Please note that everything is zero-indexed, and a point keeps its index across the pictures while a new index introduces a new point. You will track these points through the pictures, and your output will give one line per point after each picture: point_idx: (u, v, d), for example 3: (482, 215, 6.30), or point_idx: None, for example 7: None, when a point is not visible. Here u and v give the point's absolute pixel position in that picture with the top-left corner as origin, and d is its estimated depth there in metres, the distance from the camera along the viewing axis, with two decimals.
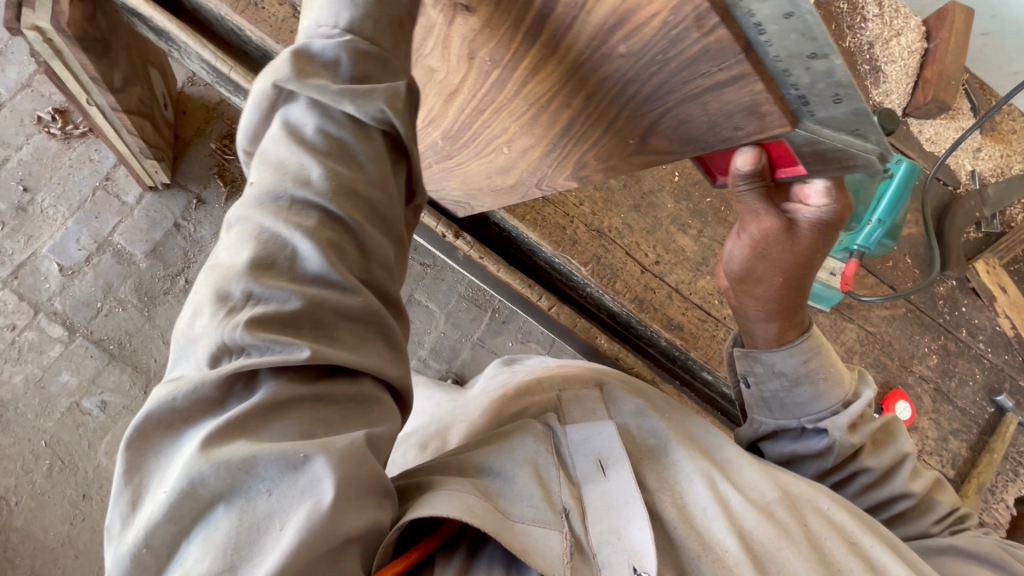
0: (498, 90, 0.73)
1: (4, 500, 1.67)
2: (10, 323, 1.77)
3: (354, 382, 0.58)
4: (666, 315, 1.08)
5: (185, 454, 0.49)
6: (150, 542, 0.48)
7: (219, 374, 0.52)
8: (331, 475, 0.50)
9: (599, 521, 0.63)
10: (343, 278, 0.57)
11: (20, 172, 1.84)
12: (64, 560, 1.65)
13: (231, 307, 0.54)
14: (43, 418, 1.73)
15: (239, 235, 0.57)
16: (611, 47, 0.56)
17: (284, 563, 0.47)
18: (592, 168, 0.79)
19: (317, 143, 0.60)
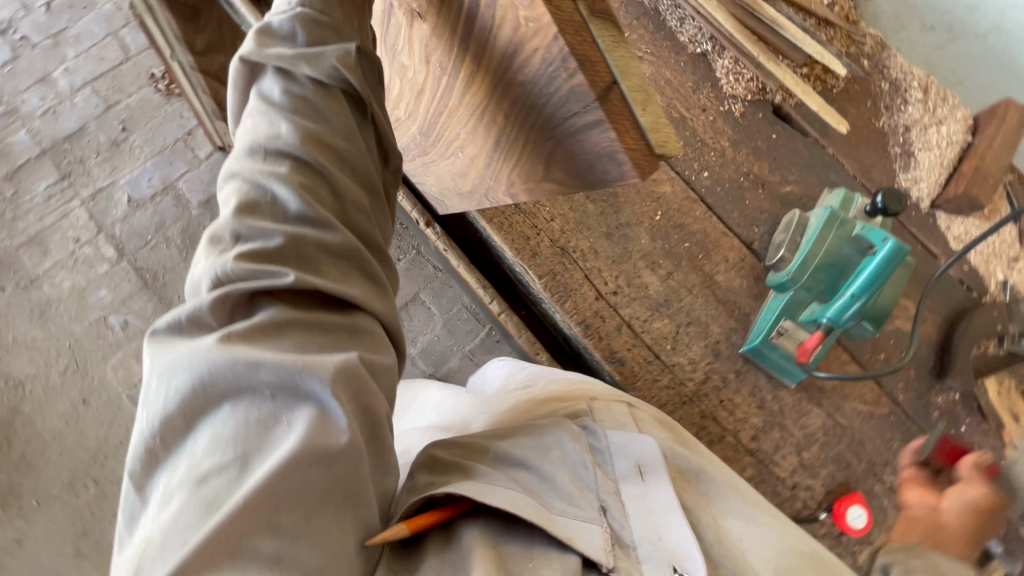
0: (448, 96, 0.72)
1: (23, 385, 1.88)
2: (76, 237, 2.02)
3: (348, 316, 0.60)
4: (609, 346, 1.06)
5: (192, 355, 0.50)
6: (162, 437, 0.49)
7: (219, 293, 0.54)
8: (331, 386, 0.52)
9: (641, 520, 0.64)
10: (320, 215, 0.58)
11: (124, 114, 2.13)
12: (51, 451, 1.83)
13: (223, 248, 0.56)
14: (74, 323, 1.94)
15: (227, 191, 0.59)
16: (517, 68, 0.54)
17: (292, 456, 0.48)
18: (519, 190, 0.76)
19: (284, 103, 0.61)
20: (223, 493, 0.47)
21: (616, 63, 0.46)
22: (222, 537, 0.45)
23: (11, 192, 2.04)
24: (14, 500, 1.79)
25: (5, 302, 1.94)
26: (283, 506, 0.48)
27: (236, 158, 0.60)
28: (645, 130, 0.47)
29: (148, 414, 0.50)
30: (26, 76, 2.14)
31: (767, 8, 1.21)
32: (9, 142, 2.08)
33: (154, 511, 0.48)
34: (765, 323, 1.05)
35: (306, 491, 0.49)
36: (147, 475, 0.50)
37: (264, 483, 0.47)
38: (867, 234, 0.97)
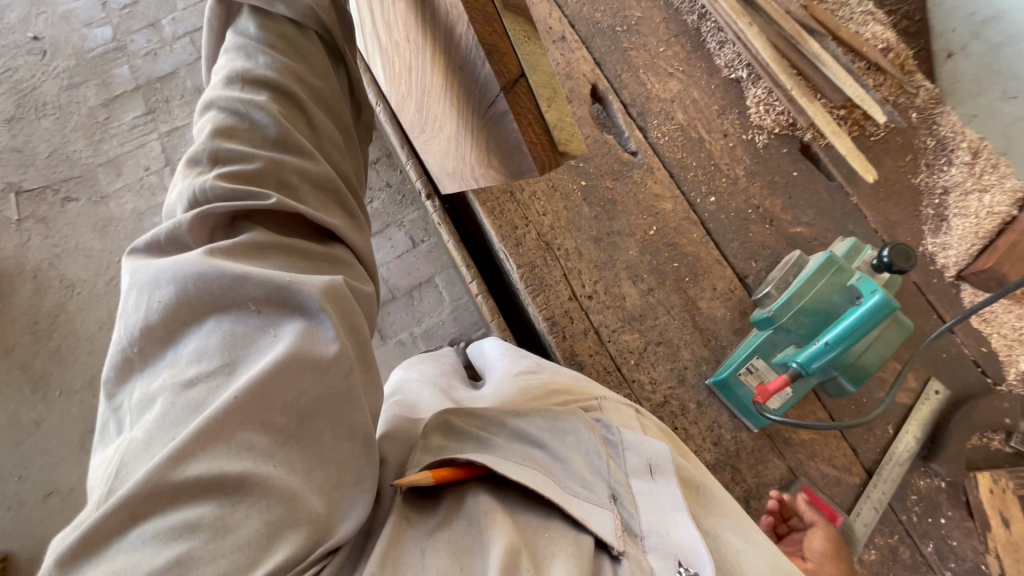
0: (426, 76, 0.76)
1: (75, 287, 2.09)
2: (146, 166, 2.22)
3: (329, 248, 0.64)
4: (571, 348, 1.04)
5: (178, 270, 0.55)
6: (142, 346, 0.55)
7: (198, 213, 0.57)
8: (319, 302, 0.57)
9: (650, 513, 0.66)
10: (299, 143, 0.62)
11: None
12: (84, 350, 2.03)
13: (200, 171, 0.59)
14: (129, 241, 2.15)
15: (203, 123, 0.61)
16: (455, 53, 0.58)
17: (279, 361, 0.53)
18: (479, 176, 0.78)
19: (258, 38, 0.64)
20: (209, 395, 0.52)
21: (524, 58, 0.51)
22: (210, 430, 0.49)
23: (104, 117, 2.28)
24: (42, 385, 1.99)
25: (77, 212, 2.17)
26: (272, 410, 0.52)
27: (212, 91, 0.63)
28: (549, 126, 0.51)
29: (138, 322, 0.55)
30: (139, 19, 2.40)
31: (812, 43, 1.19)
32: (113, 74, 2.33)
33: (141, 413, 0.53)
34: (737, 357, 1.00)
35: (294, 398, 0.54)
36: (127, 380, 0.55)
37: (250, 385, 0.51)
38: (859, 283, 0.92)
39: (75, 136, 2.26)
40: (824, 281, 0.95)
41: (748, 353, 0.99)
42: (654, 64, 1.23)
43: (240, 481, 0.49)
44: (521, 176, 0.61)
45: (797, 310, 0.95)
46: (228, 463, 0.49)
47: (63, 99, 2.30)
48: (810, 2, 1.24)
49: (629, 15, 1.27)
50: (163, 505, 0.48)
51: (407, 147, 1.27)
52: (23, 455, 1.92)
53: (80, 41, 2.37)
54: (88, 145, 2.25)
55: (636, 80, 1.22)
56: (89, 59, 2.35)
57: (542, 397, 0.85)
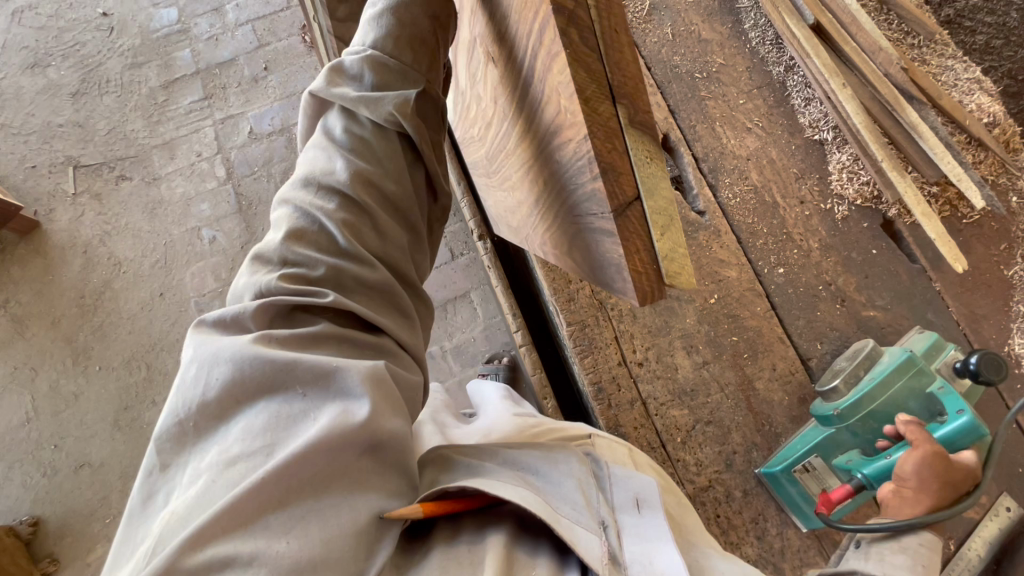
0: (506, 141, 0.71)
1: (121, 266, 2.14)
2: (199, 151, 2.25)
3: (375, 336, 0.59)
4: (615, 418, 1.00)
5: (234, 350, 0.52)
6: (196, 421, 0.51)
7: (261, 303, 0.54)
8: (365, 392, 0.53)
9: (635, 543, 0.56)
10: (360, 250, 0.57)
11: (269, 56, 2.34)
12: (124, 329, 2.07)
13: (268, 269, 0.56)
14: (175, 226, 2.17)
15: (277, 218, 0.60)
16: (553, 149, 0.53)
17: (315, 441, 0.48)
18: (549, 252, 0.74)
19: (341, 141, 0.61)
20: (245, 476, 0.47)
21: (644, 180, 0.43)
22: (237, 509, 0.45)
23: (163, 99, 2.31)
24: (84, 359, 2.05)
25: (129, 191, 2.21)
26: (299, 487, 0.48)
27: (291, 185, 0.61)
28: (659, 257, 0.45)
29: (190, 395, 0.51)
30: (205, 3, 2.42)
31: (910, 111, 1.10)
32: (175, 56, 2.35)
33: (181, 488, 0.49)
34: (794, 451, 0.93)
35: (317, 473, 0.49)
36: (173, 454, 0.51)
37: (285, 464, 0.47)
38: (943, 394, 0.85)
39: (134, 115, 2.29)
40: (900, 385, 0.87)
41: (805, 450, 0.92)
42: (731, 117, 1.16)
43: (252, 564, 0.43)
44: (604, 288, 0.57)
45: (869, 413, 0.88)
46: (245, 541, 0.44)
47: (125, 78, 2.33)
48: (910, 63, 1.14)
49: (710, 61, 1.20)
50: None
51: (464, 181, 1.23)
52: (60, 425, 1.98)
53: (147, 22, 2.41)
54: (146, 126, 2.28)
55: (711, 132, 1.15)
56: (154, 39, 2.38)
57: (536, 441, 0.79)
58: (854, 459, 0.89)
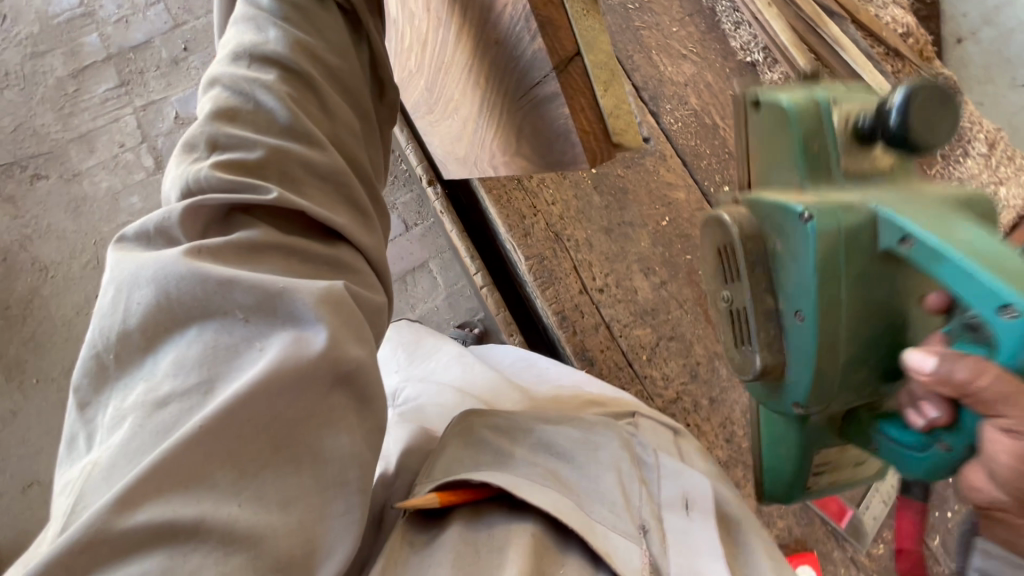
0: (444, 50, 0.71)
1: (48, 271, 1.98)
2: (121, 142, 2.10)
3: (332, 248, 0.55)
4: (582, 344, 1.01)
5: (157, 266, 0.48)
6: (117, 353, 0.47)
7: (189, 203, 0.50)
8: (320, 318, 0.49)
9: (678, 553, 0.62)
10: (309, 130, 0.54)
11: (188, 35, 2.19)
12: (60, 337, 1.93)
13: (196, 157, 0.52)
14: (104, 223, 2.03)
15: (205, 100, 0.55)
16: (492, 32, 0.58)
17: (259, 381, 0.45)
18: (499, 163, 0.74)
19: (271, 7, 0.57)
20: (181, 418, 0.44)
21: (581, 34, 0.51)
22: (174, 463, 0.42)
23: (73, 89, 2.14)
24: (18, 373, 1.90)
25: (47, 190, 2.05)
26: (247, 436, 0.45)
27: (217, 67, 0.57)
28: (604, 114, 0.51)
29: (110, 324, 0.47)
30: None
31: (831, 26, 1.16)
32: (82, 42, 2.17)
33: (105, 430, 0.46)
34: (788, 462, 0.84)
35: (270, 420, 0.46)
36: (94, 392, 0.47)
37: (228, 409, 0.44)
38: (931, 268, 0.58)
39: (42, 109, 2.11)
40: (836, 299, 0.64)
41: (799, 458, 0.82)
42: (667, 45, 1.18)
43: (198, 526, 0.42)
44: (555, 167, 0.59)
45: (843, 380, 0.70)
46: (188, 503, 0.42)
47: (27, 69, 2.14)
48: None
49: None
50: (105, 557, 0.40)
51: (409, 131, 1.21)
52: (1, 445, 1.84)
53: (44, 6, 2.21)
54: (58, 119, 2.11)
55: (648, 61, 1.17)
56: (55, 25, 2.18)
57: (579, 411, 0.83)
58: (882, 444, 0.72)
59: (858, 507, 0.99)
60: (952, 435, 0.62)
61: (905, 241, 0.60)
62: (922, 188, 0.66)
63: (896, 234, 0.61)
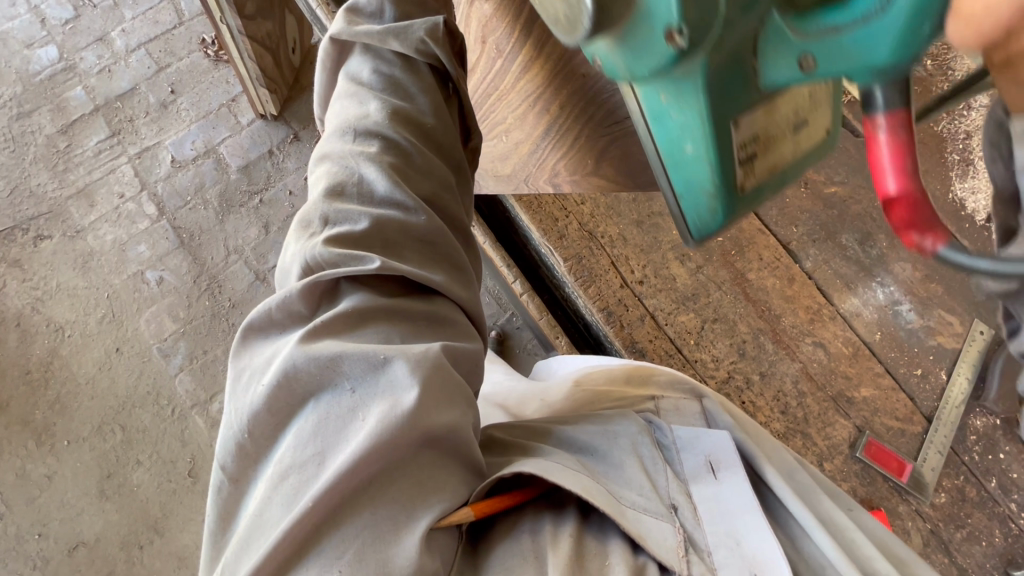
0: (501, 78, 0.77)
1: (61, 331, 1.92)
2: (121, 192, 2.06)
3: (432, 302, 0.53)
4: (631, 336, 1.02)
5: (281, 352, 0.47)
6: (250, 431, 0.45)
7: (307, 283, 0.49)
8: (413, 378, 0.45)
9: (713, 523, 0.55)
10: (408, 197, 0.54)
11: (174, 78, 2.18)
12: (82, 396, 1.85)
13: (312, 232, 0.53)
14: (114, 274, 1.98)
15: (316, 176, 0.57)
16: (576, 68, 0.66)
17: (364, 450, 0.41)
18: (563, 180, 0.82)
19: (372, 82, 0.61)
20: (300, 492, 0.41)
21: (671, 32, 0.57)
22: (295, 534, 0.40)
23: (65, 144, 2.11)
24: (47, 438, 1.80)
25: (52, 250, 2.00)
26: (352, 503, 0.42)
27: (325, 140, 0.60)
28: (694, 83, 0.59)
29: (240, 404, 0.46)
30: (86, 34, 2.22)
31: None
32: (67, 97, 2.15)
33: (248, 505, 0.45)
34: (701, 165, 0.52)
35: (370, 485, 0.43)
36: (241, 469, 0.45)
37: (331, 480, 0.41)
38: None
39: (36, 168, 2.08)
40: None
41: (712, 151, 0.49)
42: None
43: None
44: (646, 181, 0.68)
45: None
46: None
47: (15, 130, 2.11)
48: None
49: None
50: None
51: None
52: (38, 513, 1.72)
53: (24, 65, 2.18)
54: (53, 177, 2.07)
55: None
56: (38, 83, 2.16)
57: (597, 404, 0.78)
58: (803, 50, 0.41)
59: (916, 460, 1.03)
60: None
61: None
62: None
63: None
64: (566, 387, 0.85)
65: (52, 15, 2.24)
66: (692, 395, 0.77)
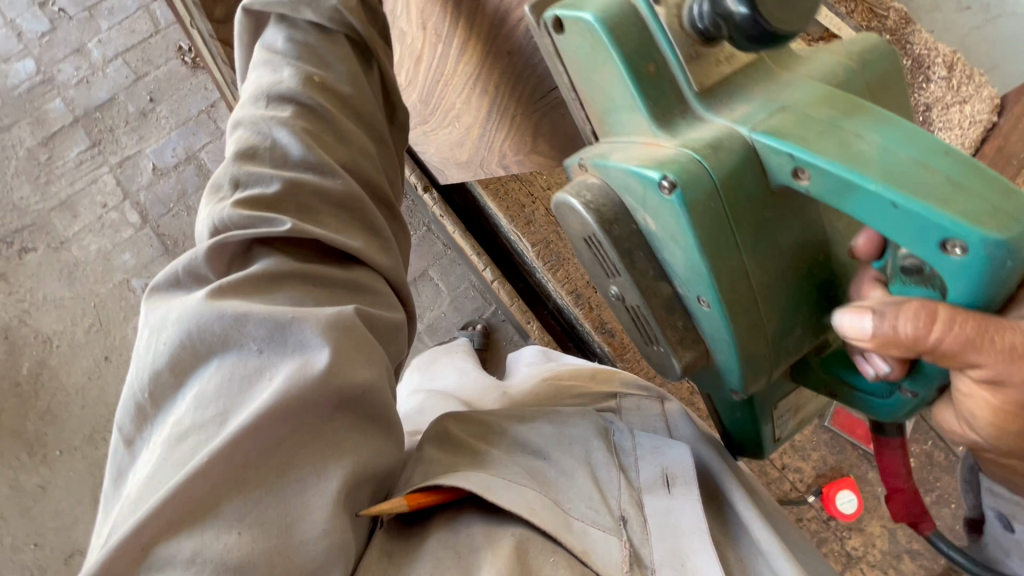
0: (445, 64, 0.79)
1: (49, 341, 1.93)
2: (104, 202, 2.07)
3: (348, 269, 0.55)
4: (600, 317, 1.05)
5: (183, 309, 0.47)
6: (150, 392, 0.46)
7: (214, 243, 0.51)
8: (323, 340, 0.47)
9: (661, 539, 0.55)
10: (320, 159, 0.56)
11: (152, 86, 2.19)
12: (73, 405, 1.86)
13: (222, 196, 0.54)
14: (100, 283, 1.99)
15: (231, 142, 0.58)
16: (501, 46, 0.68)
17: (269, 411, 0.43)
18: (511, 161, 0.84)
19: (286, 50, 0.62)
20: (198, 450, 0.42)
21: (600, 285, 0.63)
22: (189, 494, 0.41)
23: (46, 157, 2.12)
24: (39, 448, 1.81)
25: (37, 262, 2.01)
26: (254, 461, 0.43)
27: (240, 108, 0.60)
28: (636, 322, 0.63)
29: (138, 365, 0.47)
30: (63, 46, 2.23)
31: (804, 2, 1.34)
32: (46, 109, 2.16)
33: (138, 468, 0.45)
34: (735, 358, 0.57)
35: (274, 445, 0.44)
36: (140, 430, 0.46)
37: (231, 439, 0.42)
38: (836, 203, 0.48)
39: (18, 181, 2.09)
40: (738, 267, 0.52)
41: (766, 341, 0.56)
42: None
43: (192, 561, 0.40)
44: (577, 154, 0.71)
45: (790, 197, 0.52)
46: (192, 533, 0.41)
47: None
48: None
49: None
50: None
51: None
52: (34, 523, 1.73)
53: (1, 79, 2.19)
54: (35, 189, 2.08)
55: None
56: (16, 96, 2.17)
57: (559, 399, 0.79)
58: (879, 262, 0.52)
59: None
60: (912, 381, 0.56)
61: (800, 173, 0.49)
62: (785, 76, 0.54)
63: (788, 166, 0.49)
64: (532, 383, 0.86)
65: (28, 28, 2.24)
66: (654, 396, 0.79)
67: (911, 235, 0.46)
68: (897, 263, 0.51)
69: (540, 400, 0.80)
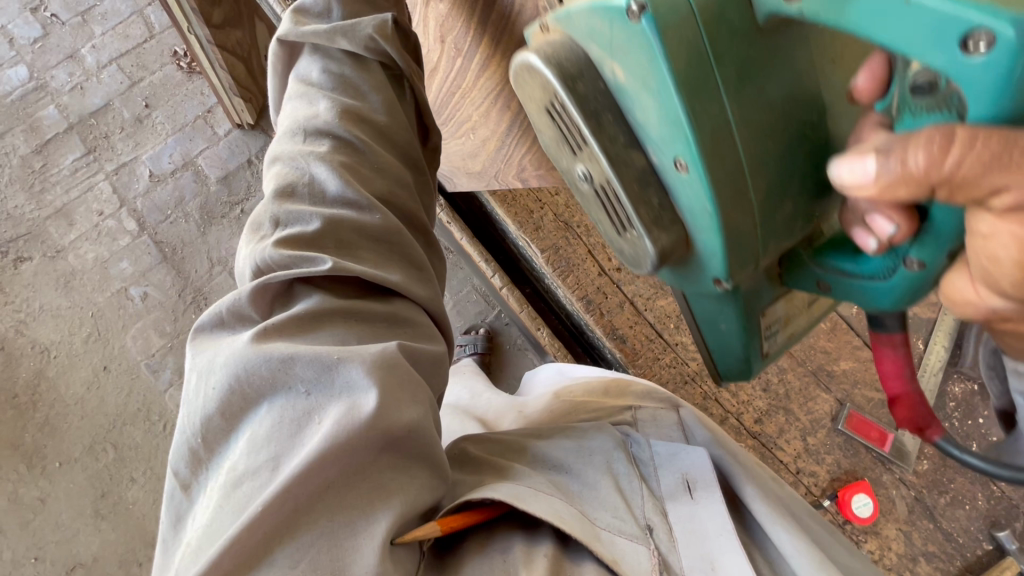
0: (463, 76, 0.78)
1: (47, 352, 1.90)
2: (100, 210, 2.05)
3: (389, 303, 0.54)
4: (611, 323, 1.03)
5: (231, 352, 0.47)
6: (204, 437, 0.45)
7: (257, 285, 0.50)
8: (370, 379, 0.45)
9: (688, 546, 0.54)
10: (359, 195, 0.54)
11: (147, 92, 2.17)
12: (72, 416, 1.83)
13: (263, 234, 0.54)
14: (97, 292, 1.96)
15: (269, 177, 0.58)
16: None
17: (320, 455, 0.42)
18: (529, 174, 0.82)
19: (323, 82, 0.62)
20: (251, 498, 0.41)
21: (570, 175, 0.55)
22: (245, 544, 0.40)
23: (40, 164, 2.08)
24: (37, 460, 1.78)
25: (33, 271, 1.98)
26: (308, 508, 0.42)
27: (278, 143, 0.60)
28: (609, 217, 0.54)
29: (190, 412, 0.46)
30: (55, 52, 2.20)
31: None
32: (40, 116, 2.13)
33: (196, 515, 0.44)
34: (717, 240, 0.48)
35: (326, 489, 0.43)
36: (195, 475, 0.46)
37: (283, 486, 0.41)
38: (838, 16, 0.37)
39: (12, 190, 2.06)
40: (719, 116, 0.42)
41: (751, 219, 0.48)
42: None
43: None
44: None
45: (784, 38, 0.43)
46: None
47: None
48: None
49: None
50: None
51: None
52: (33, 537, 1.70)
53: None
54: (30, 198, 2.05)
55: None
56: (8, 104, 2.14)
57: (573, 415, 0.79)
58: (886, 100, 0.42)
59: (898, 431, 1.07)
60: (919, 247, 0.46)
61: None
62: None
63: None
64: (544, 400, 0.87)
65: (20, 35, 2.21)
66: (669, 405, 0.77)
67: (925, 41, 0.34)
68: (905, 86, 0.40)
69: (555, 417, 0.80)
